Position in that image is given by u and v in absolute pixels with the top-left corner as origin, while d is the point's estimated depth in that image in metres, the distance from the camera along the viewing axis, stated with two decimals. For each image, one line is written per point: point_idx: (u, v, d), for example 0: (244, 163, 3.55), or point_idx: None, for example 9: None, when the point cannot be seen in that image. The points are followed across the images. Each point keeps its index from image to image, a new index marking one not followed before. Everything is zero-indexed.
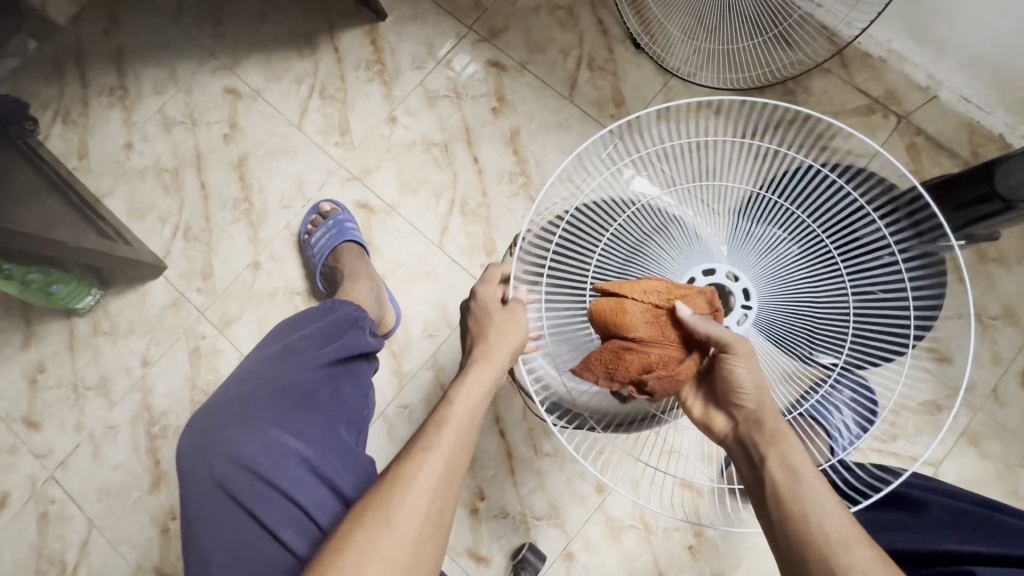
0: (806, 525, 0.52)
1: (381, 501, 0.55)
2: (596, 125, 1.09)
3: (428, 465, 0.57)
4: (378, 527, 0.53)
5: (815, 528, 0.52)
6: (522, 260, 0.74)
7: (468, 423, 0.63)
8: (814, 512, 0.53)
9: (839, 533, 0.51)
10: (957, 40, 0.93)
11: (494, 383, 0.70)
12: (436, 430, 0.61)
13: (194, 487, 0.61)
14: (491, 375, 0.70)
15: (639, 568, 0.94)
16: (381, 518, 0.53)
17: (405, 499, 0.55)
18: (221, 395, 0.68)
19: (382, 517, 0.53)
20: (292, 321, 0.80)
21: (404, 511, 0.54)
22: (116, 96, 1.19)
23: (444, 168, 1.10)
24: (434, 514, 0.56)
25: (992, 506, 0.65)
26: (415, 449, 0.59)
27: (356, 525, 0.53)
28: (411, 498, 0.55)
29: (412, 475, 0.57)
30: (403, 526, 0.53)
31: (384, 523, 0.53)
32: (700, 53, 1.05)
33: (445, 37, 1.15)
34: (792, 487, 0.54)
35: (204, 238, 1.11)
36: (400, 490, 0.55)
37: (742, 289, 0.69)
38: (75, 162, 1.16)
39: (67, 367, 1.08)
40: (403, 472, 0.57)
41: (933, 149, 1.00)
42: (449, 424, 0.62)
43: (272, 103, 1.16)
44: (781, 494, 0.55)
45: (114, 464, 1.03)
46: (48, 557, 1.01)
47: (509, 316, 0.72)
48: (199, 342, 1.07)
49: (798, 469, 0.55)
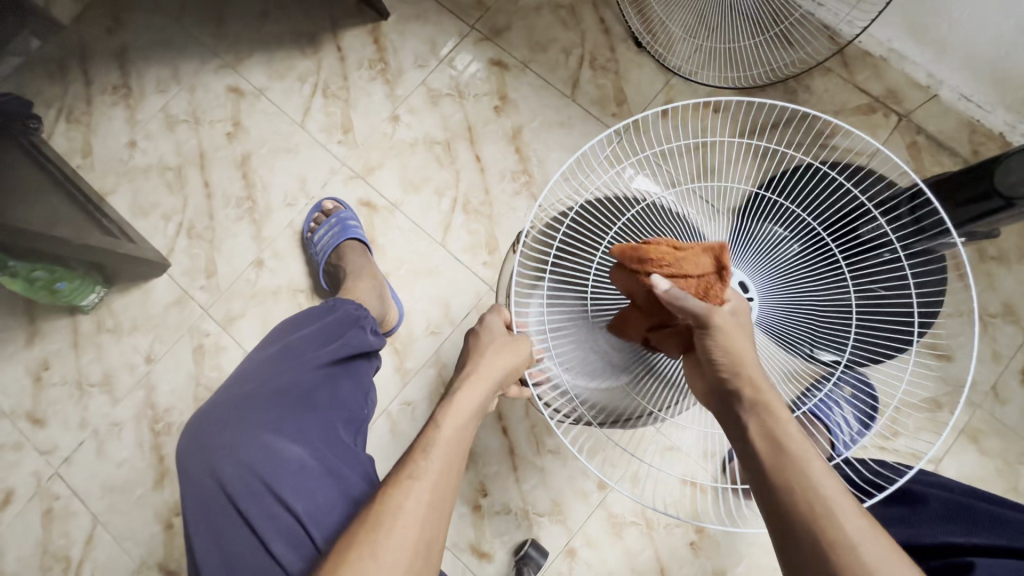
0: (803, 506, 0.46)
1: (370, 528, 0.52)
2: (598, 124, 1.09)
3: (414, 494, 0.55)
4: (366, 558, 0.50)
5: (813, 509, 0.45)
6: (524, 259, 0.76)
7: (456, 447, 0.61)
8: (814, 487, 0.46)
9: (849, 517, 0.45)
10: (957, 39, 0.93)
11: (485, 399, 0.69)
12: (423, 456, 0.59)
13: (193, 490, 0.61)
14: (481, 393, 0.69)
15: (641, 564, 0.94)
16: (368, 549, 0.50)
17: (393, 531, 0.52)
18: (219, 398, 0.68)
19: (369, 550, 0.50)
20: (292, 321, 0.81)
21: (392, 541, 0.51)
22: (119, 95, 1.19)
23: (447, 167, 1.11)
24: (424, 543, 0.53)
25: (996, 502, 0.65)
26: (400, 476, 0.57)
27: (343, 558, 0.50)
28: (399, 529, 0.52)
29: (398, 504, 0.54)
30: (391, 560, 0.50)
31: (371, 558, 0.50)
32: (700, 53, 1.06)
33: (447, 36, 1.15)
34: (792, 463, 0.48)
35: (207, 236, 1.12)
36: (387, 522, 0.52)
37: (741, 283, 0.67)
38: (78, 161, 1.17)
39: (72, 364, 1.08)
40: (390, 503, 0.54)
41: (934, 148, 1.01)
42: (434, 449, 0.60)
43: (275, 102, 1.16)
44: (773, 472, 0.48)
45: (119, 460, 1.04)
46: (53, 553, 1.02)
47: (509, 339, 0.72)
48: (203, 339, 1.07)
49: (787, 442, 0.49)
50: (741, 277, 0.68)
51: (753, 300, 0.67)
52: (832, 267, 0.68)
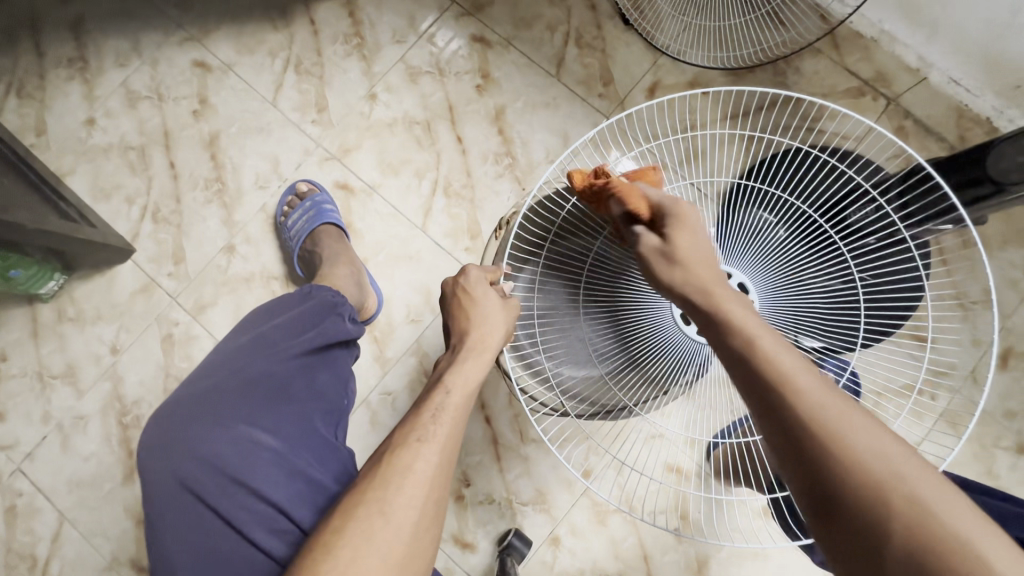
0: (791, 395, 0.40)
1: (378, 486, 0.49)
2: (583, 104, 1.06)
3: (424, 455, 0.52)
4: (374, 515, 0.47)
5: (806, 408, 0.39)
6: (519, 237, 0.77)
7: (460, 415, 0.57)
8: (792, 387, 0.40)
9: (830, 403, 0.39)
10: (950, 20, 0.91)
11: (489, 370, 0.63)
12: (427, 419, 0.55)
13: (158, 489, 0.58)
14: (484, 363, 0.63)
15: (625, 551, 0.94)
16: (376, 506, 0.48)
17: (400, 488, 0.49)
18: (187, 391, 0.65)
19: (377, 508, 0.48)
20: (265, 308, 0.76)
21: (401, 501, 0.48)
22: (75, 68, 1.11)
23: (427, 149, 1.06)
24: (430, 506, 0.50)
25: (977, 489, 0.66)
26: (407, 437, 0.53)
27: (349, 514, 0.48)
28: (406, 488, 0.49)
29: (407, 464, 0.51)
30: (401, 516, 0.48)
31: (380, 514, 0.47)
32: (690, 31, 1.03)
33: (427, 11, 1.10)
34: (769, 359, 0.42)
35: (174, 220, 1.06)
36: (395, 481, 0.49)
37: (738, 285, 0.65)
38: (32, 139, 1.09)
39: (32, 355, 1.03)
40: (396, 461, 0.51)
41: (921, 133, 0.99)
42: (443, 412, 0.56)
43: (245, 78, 1.10)
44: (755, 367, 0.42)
45: (85, 454, 1.00)
46: (17, 552, 0.98)
47: (498, 309, 0.66)
48: (171, 329, 1.03)
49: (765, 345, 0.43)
50: (739, 278, 0.65)
51: (750, 304, 0.64)
52: (824, 251, 0.66)
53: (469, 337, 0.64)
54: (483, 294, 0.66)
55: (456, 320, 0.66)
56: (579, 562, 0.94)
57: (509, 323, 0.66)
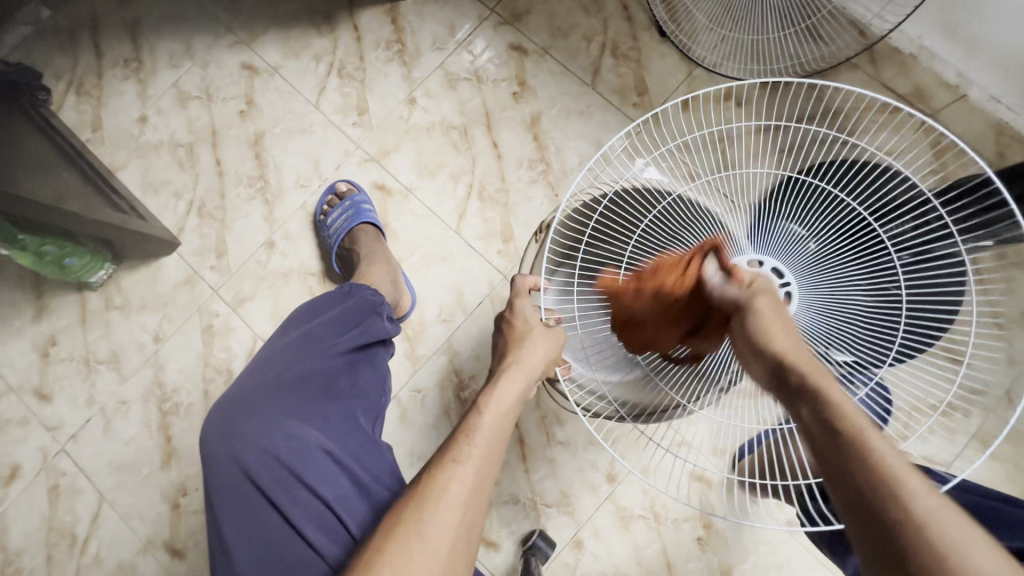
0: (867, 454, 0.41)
1: (415, 506, 0.52)
2: (617, 113, 1.07)
3: (459, 477, 0.54)
4: (409, 535, 0.49)
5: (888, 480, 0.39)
6: (556, 236, 0.78)
7: (498, 436, 0.59)
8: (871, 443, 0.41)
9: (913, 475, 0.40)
10: (991, 37, 0.92)
11: (526, 388, 0.66)
12: (465, 440, 0.58)
13: (217, 477, 0.60)
14: (520, 381, 0.66)
15: (648, 558, 0.94)
16: (412, 527, 0.50)
17: (436, 511, 0.51)
18: (243, 383, 0.67)
19: (413, 529, 0.50)
20: (309, 306, 0.78)
21: (437, 522, 0.50)
22: (130, 68, 1.17)
23: (463, 152, 1.09)
24: (466, 527, 0.52)
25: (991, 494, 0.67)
26: (444, 459, 0.56)
27: (388, 534, 0.50)
28: (443, 511, 0.51)
29: (443, 487, 0.53)
30: (436, 538, 0.50)
31: (415, 535, 0.49)
32: (726, 43, 1.04)
33: (467, 18, 1.13)
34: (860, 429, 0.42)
35: (218, 215, 1.10)
36: (431, 504, 0.51)
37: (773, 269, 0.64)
38: (87, 135, 1.15)
39: (79, 341, 1.07)
40: (433, 483, 0.53)
41: (958, 149, 0.99)
42: (477, 433, 0.58)
43: (290, 81, 1.14)
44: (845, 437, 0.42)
45: (125, 439, 1.03)
46: (59, 530, 1.01)
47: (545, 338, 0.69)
48: (212, 320, 1.06)
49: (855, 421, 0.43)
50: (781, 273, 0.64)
51: (790, 287, 0.64)
52: (869, 263, 0.65)
53: (509, 357, 0.68)
54: (524, 323, 0.71)
55: (506, 341, 0.71)
56: (601, 567, 0.95)
57: (545, 349, 0.69)
